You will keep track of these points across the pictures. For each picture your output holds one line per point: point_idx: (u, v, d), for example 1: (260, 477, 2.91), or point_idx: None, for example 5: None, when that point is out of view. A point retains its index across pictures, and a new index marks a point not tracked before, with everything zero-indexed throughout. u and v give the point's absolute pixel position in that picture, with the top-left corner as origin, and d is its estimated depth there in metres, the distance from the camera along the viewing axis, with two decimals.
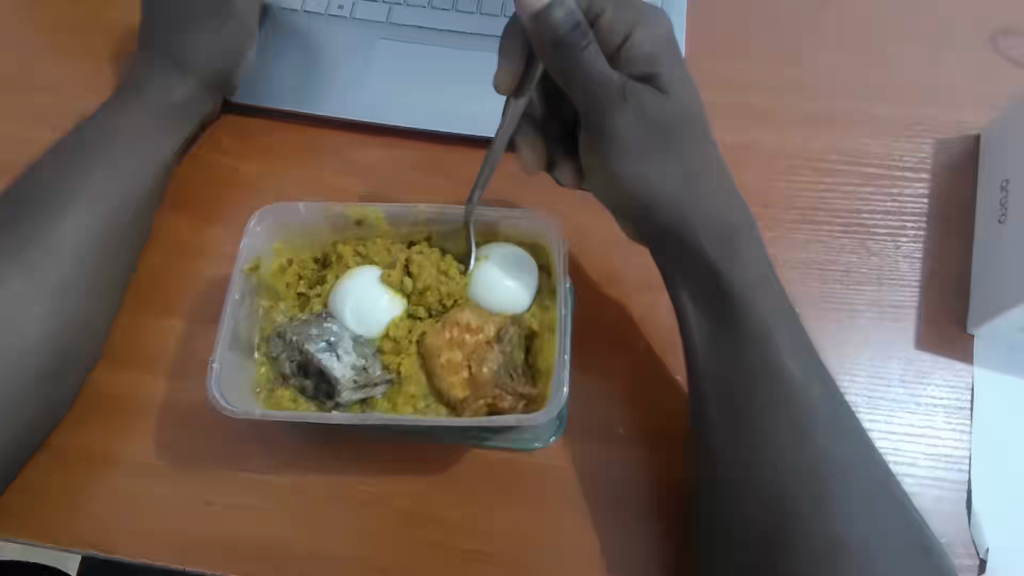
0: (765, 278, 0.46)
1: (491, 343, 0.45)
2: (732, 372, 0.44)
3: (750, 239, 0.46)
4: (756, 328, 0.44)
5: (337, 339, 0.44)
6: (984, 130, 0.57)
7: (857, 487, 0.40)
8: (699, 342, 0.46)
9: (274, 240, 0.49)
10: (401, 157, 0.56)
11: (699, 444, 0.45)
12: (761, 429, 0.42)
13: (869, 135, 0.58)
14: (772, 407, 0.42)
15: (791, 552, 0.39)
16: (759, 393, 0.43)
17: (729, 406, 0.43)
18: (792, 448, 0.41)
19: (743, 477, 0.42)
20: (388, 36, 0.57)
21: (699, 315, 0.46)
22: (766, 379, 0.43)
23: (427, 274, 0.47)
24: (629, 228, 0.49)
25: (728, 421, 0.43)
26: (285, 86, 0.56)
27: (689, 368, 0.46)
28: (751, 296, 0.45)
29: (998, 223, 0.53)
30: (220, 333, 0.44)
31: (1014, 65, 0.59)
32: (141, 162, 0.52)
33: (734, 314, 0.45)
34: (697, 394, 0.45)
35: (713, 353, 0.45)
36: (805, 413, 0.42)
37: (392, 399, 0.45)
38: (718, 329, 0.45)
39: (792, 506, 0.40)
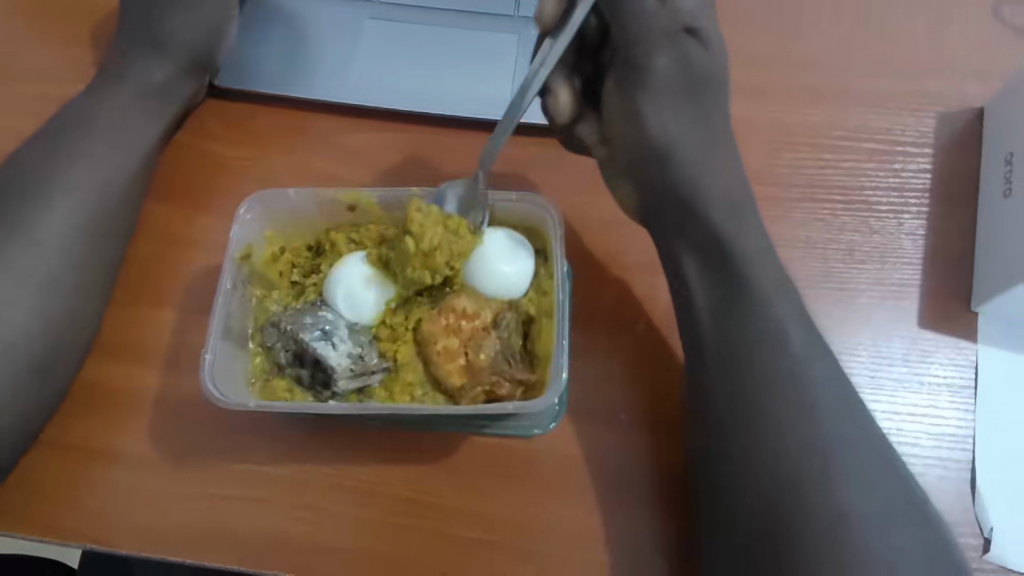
0: (766, 255, 0.45)
1: (488, 329, 0.45)
2: (735, 349, 0.43)
3: (750, 213, 0.46)
4: (761, 302, 0.43)
5: (332, 328, 0.44)
6: (988, 103, 0.56)
7: (862, 466, 0.39)
8: (705, 314, 0.45)
9: (265, 228, 0.48)
10: (392, 141, 0.55)
11: (698, 426, 0.43)
12: (765, 406, 0.41)
13: (871, 109, 0.57)
14: (777, 383, 0.41)
15: (798, 536, 0.37)
16: (763, 368, 0.42)
17: (732, 384, 0.42)
18: (797, 425, 0.40)
19: (746, 458, 0.40)
20: (376, 15, 0.56)
21: (704, 283, 0.45)
22: (770, 355, 0.42)
23: (434, 235, 0.43)
24: (631, 189, 0.48)
25: (730, 400, 0.42)
26: (272, 70, 0.55)
27: (692, 344, 0.45)
28: (755, 266, 0.44)
29: (1003, 196, 0.51)
30: (212, 323, 0.44)
31: (1018, 36, 0.58)
32: (124, 147, 0.52)
33: (740, 282, 0.44)
34: (698, 372, 0.44)
35: (719, 326, 0.44)
36: (806, 389, 0.41)
37: (389, 388, 0.44)
38: (726, 299, 0.44)
39: (792, 484, 0.38)
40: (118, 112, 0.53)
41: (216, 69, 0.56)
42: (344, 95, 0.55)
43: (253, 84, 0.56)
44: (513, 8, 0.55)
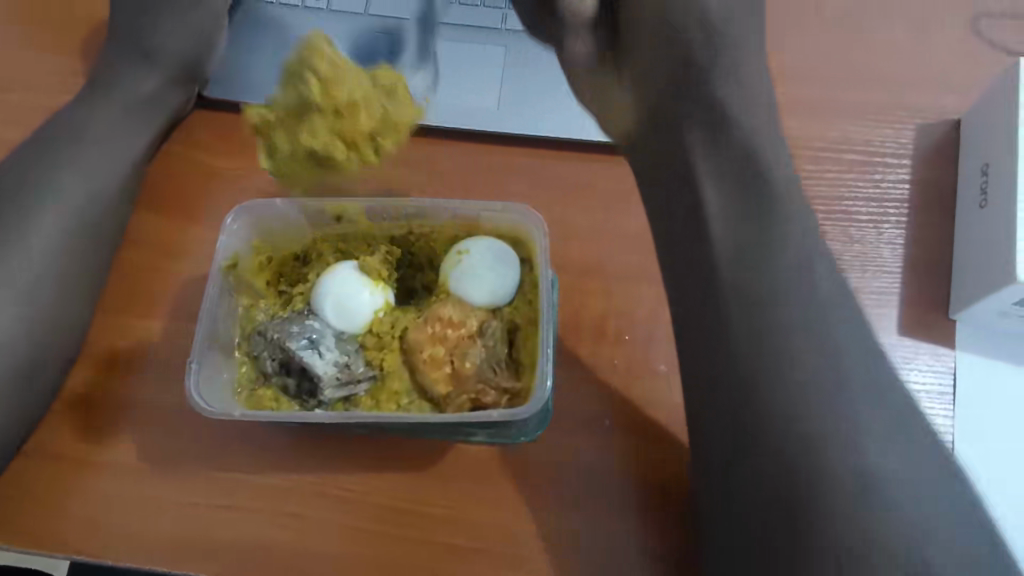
0: (789, 185, 0.42)
1: (474, 337, 0.45)
2: (751, 288, 0.39)
3: (775, 145, 0.44)
4: (777, 243, 0.40)
5: (319, 337, 0.44)
6: (965, 115, 0.57)
7: (887, 420, 0.35)
8: (722, 248, 0.40)
9: (251, 238, 0.49)
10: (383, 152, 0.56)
11: (706, 383, 0.40)
12: (783, 361, 0.36)
13: (852, 122, 0.58)
14: (794, 335, 0.37)
15: (819, 502, 0.33)
16: (782, 319, 0.37)
17: (747, 334, 0.38)
18: (820, 380, 0.36)
19: (758, 415, 0.36)
20: (365, 28, 0.57)
21: (729, 214, 0.41)
22: (790, 304, 0.38)
23: (354, 86, 0.46)
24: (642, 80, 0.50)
25: (743, 354, 0.37)
26: (262, 80, 0.55)
27: (708, 285, 0.41)
28: (774, 210, 0.41)
29: (978, 206, 0.52)
30: (198, 331, 0.44)
31: (994, 51, 0.59)
32: (114, 156, 0.52)
33: (763, 215, 0.41)
34: (710, 323, 0.40)
35: (734, 273, 0.39)
36: (826, 337, 0.37)
37: (376, 397, 0.45)
38: (744, 234, 0.40)
39: (810, 439, 0.34)
40: (109, 122, 0.54)
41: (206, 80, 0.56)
42: None
43: (241, 92, 0.56)
44: (500, 22, 0.57)
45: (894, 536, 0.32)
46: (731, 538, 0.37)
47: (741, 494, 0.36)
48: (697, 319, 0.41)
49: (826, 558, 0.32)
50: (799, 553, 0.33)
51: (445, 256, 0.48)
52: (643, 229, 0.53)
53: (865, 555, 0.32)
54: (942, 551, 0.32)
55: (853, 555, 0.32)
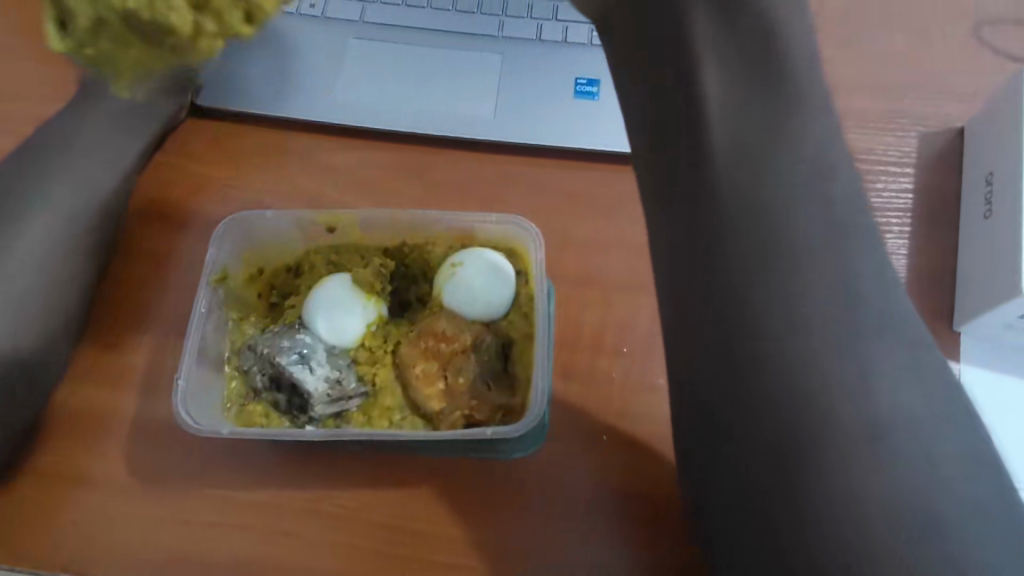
0: (812, 66, 0.33)
1: (467, 351, 0.44)
2: (750, 195, 0.31)
3: (801, 16, 0.34)
4: (788, 140, 0.32)
5: (310, 352, 0.43)
6: (968, 124, 0.57)
7: (901, 353, 0.29)
8: (720, 143, 0.32)
9: (242, 251, 0.48)
10: (377, 159, 0.55)
11: (692, 308, 0.33)
12: (791, 285, 0.30)
13: (854, 130, 0.57)
14: (806, 254, 0.30)
15: (814, 453, 0.28)
16: (794, 236, 0.31)
17: (749, 250, 0.31)
18: (829, 310, 0.30)
19: (754, 348, 0.30)
20: (359, 35, 0.56)
21: (733, 104, 0.33)
22: (802, 218, 0.31)
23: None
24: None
25: (742, 276, 0.31)
26: (256, 89, 0.56)
27: (699, 189, 0.33)
28: (787, 100, 0.33)
29: (983, 216, 0.52)
30: (186, 347, 0.43)
31: (998, 58, 0.59)
32: (104, 165, 0.51)
33: (773, 105, 0.33)
34: (702, 234, 0.32)
35: (732, 184, 0.32)
36: (840, 256, 0.31)
37: (367, 413, 0.44)
38: (748, 128, 0.32)
39: (811, 378, 0.29)
40: (99, 130, 0.52)
41: (199, 87, 0.55)
42: (325, 113, 0.55)
43: (236, 100, 0.56)
44: (497, 29, 0.57)
45: (903, 493, 0.27)
46: (713, 490, 0.31)
47: (728, 441, 0.30)
48: (685, 229, 0.33)
49: (822, 517, 0.28)
50: (792, 510, 0.28)
51: (439, 269, 0.47)
52: (640, 240, 0.52)
53: (869, 517, 0.27)
54: (960, 511, 0.27)
55: (854, 516, 0.27)
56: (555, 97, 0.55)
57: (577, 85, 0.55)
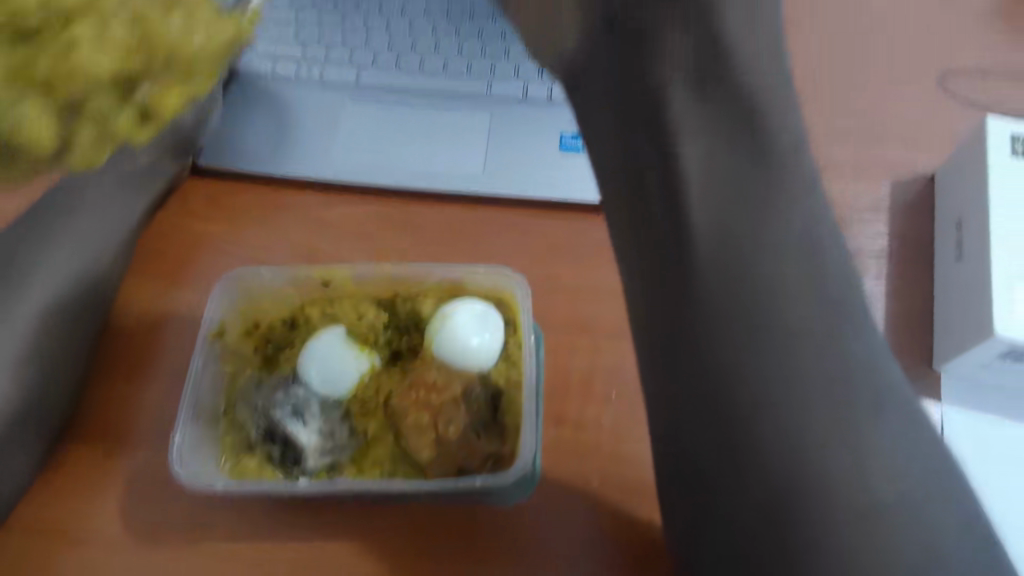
0: (794, 146, 0.34)
1: (457, 401, 0.45)
2: (735, 271, 0.32)
3: (781, 94, 0.35)
4: (770, 219, 0.33)
5: (304, 404, 0.45)
6: (937, 170, 0.59)
7: (892, 421, 0.30)
8: (702, 212, 0.33)
9: (238, 306, 0.50)
10: (371, 214, 0.58)
11: (679, 378, 0.33)
12: (780, 352, 0.31)
13: (830, 178, 0.59)
14: (794, 326, 0.31)
15: (808, 525, 0.29)
16: (780, 309, 0.31)
17: (733, 324, 0.32)
18: (818, 382, 0.30)
19: (745, 420, 0.30)
20: (354, 97, 0.60)
21: (715, 181, 0.33)
22: (785, 293, 0.32)
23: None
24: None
25: (731, 346, 0.31)
26: (256, 149, 0.58)
27: (681, 259, 0.33)
28: (770, 178, 0.33)
29: (955, 259, 0.54)
30: (182, 403, 0.45)
31: (962, 106, 0.62)
32: (109, 222, 0.52)
33: (756, 184, 0.33)
34: (686, 302, 0.33)
35: (715, 260, 0.32)
36: (825, 327, 0.31)
37: (359, 463, 0.45)
38: (729, 204, 0.33)
39: (805, 451, 0.29)
40: (99, 194, 0.52)
41: (199, 150, 0.59)
42: (321, 171, 0.58)
43: (235, 160, 0.58)
44: (485, 88, 0.60)
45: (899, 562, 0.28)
46: (706, 553, 0.33)
47: (721, 504, 0.31)
48: (666, 295, 0.34)
49: None
50: None
51: (429, 320, 0.48)
52: None
53: None
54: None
55: None
56: (544, 151, 0.58)
57: (563, 138, 0.58)
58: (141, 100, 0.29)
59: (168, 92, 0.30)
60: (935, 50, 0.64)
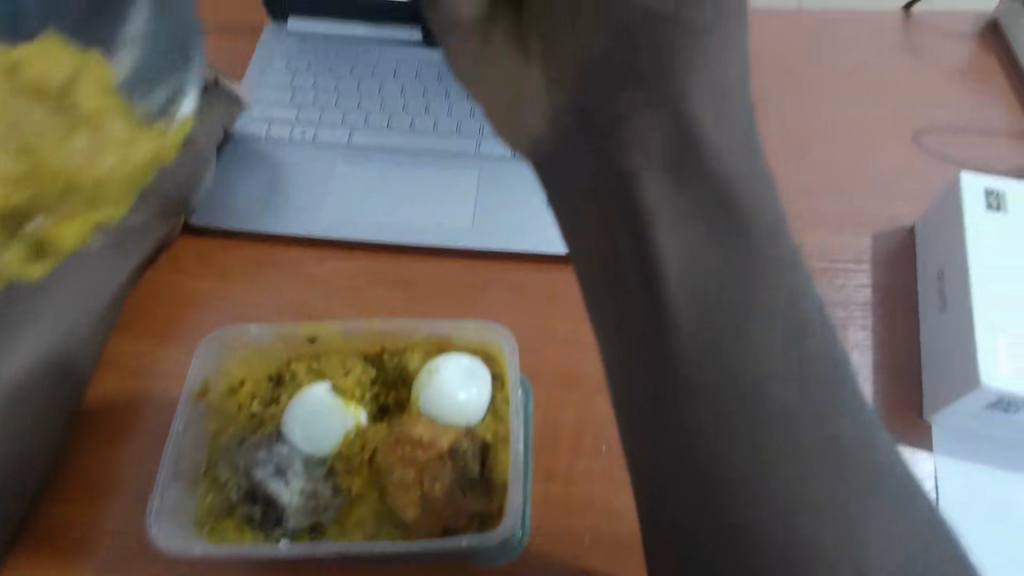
0: (777, 232, 0.30)
1: (443, 457, 0.44)
2: (722, 375, 0.28)
3: (758, 177, 0.31)
4: (759, 318, 0.29)
5: (287, 463, 0.44)
6: (916, 222, 0.61)
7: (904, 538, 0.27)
8: (685, 313, 0.29)
9: (225, 363, 0.50)
10: (361, 269, 0.58)
11: (670, 493, 0.29)
12: (779, 465, 0.27)
13: (812, 232, 0.61)
14: (790, 432, 0.27)
15: None
16: (774, 412, 0.28)
17: (722, 439, 0.28)
18: (822, 501, 0.27)
19: (744, 545, 0.26)
20: (347, 156, 0.62)
21: (698, 276, 0.29)
22: (779, 398, 0.28)
23: (90, 99, 0.37)
24: (564, 68, 0.33)
25: (724, 458, 0.27)
26: (249, 208, 0.60)
27: (664, 363, 0.29)
28: (758, 270, 0.29)
29: (939, 310, 0.54)
30: (161, 465, 0.45)
31: (936, 160, 0.64)
32: (102, 279, 0.52)
33: (743, 278, 0.29)
34: (674, 414, 0.29)
35: (702, 365, 0.28)
36: (824, 432, 0.28)
37: (342, 523, 0.44)
38: (714, 306, 0.29)
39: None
40: (80, 267, 0.49)
41: (192, 210, 0.59)
42: (312, 227, 0.59)
43: (227, 217, 0.59)
44: (473, 146, 0.62)
45: None
46: None
47: None
48: (648, 404, 0.30)
49: None
50: None
51: (416, 375, 0.48)
52: None
53: None
54: None
55: None
56: (532, 206, 0.60)
57: None
58: (35, 234, 0.38)
59: (65, 229, 0.39)
60: (908, 108, 0.67)
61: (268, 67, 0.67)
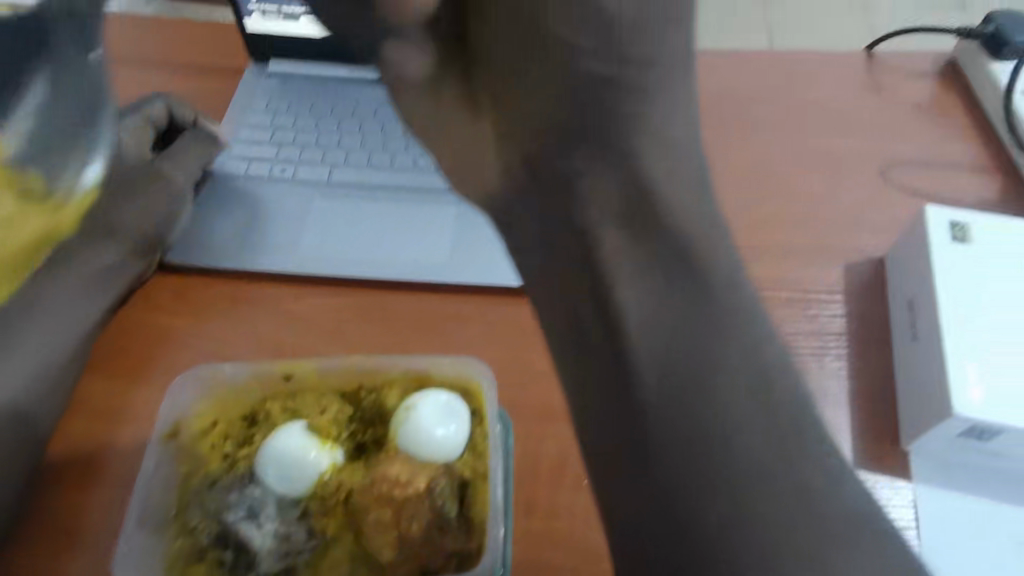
0: (733, 283, 0.31)
1: (421, 497, 0.43)
2: (689, 427, 0.28)
3: (713, 230, 0.31)
4: (724, 364, 0.29)
5: (260, 506, 0.44)
6: (886, 252, 0.62)
7: None
8: (648, 367, 0.29)
9: (197, 404, 0.49)
10: (339, 304, 0.58)
11: (642, 548, 0.28)
12: (750, 517, 0.26)
13: (786, 264, 0.62)
14: (761, 485, 0.26)
15: None
16: (743, 464, 0.27)
17: (694, 489, 0.27)
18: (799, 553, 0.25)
19: None
20: (325, 193, 0.63)
21: (660, 327, 0.30)
22: (750, 447, 0.27)
23: None
24: (515, 130, 0.33)
25: (695, 510, 0.27)
26: (225, 245, 0.59)
27: (632, 415, 0.29)
28: (717, 321, 0.30)
29: (911, 339, 0.55)
30: (129, 511, 0.44)
31: (902, 193, 0.66)
32: (69, 323, 0.54)
33: (702, 329, 0.29)
34: (642, 468, 0.28)
35: (668, 417, 0.28)
36: (796, 482, 0.26)
37: (317, 566, 0.43)
38: (676, 358, 0.29)
39: None
40: (57, 308, 0.54)
41: (167, 248, 0.59)
42: (288, 263, 0.59)
43: (201, 254, 0.59)
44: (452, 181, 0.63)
45: None
46: None
47: None
48: (618, 460, 0.29)
49: None
50: None
51: (394, 413, 0.47)
52: None
53: None
54: None
55: None
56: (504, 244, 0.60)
57: None
58: None
59: None
60: (873, 143, 0.70)
61: (249, 105, 0.68)
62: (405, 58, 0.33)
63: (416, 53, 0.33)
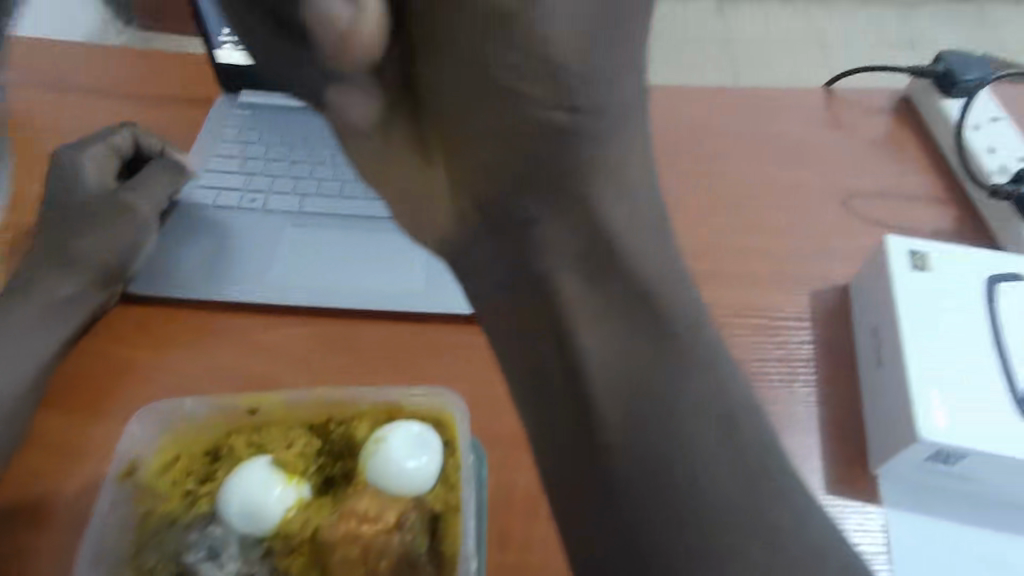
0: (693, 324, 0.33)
1: (389, 533, 0.42)
2: (654, 462, 0.29)
3: (669, 273, 0.33)
4: (685, 401, 0.31)
5: (221, 546, 0.42)
6: (850, 280, 0.64)
7: None
8: (612, 404, 0.30)
9: (157, 440, 0.47)
10: (308, 335, 0.57)
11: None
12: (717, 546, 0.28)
13: (754, 291, 0.63)
14: (724, 515, 0.29)
15: None
16: (706, 497, 0.29)
17: (663, 523, 0.29)
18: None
19: None
20: (296, 223, 0.62)
21: (619, 365, 0.31)
22: (714, 479, 0.29)
23: None
24: (467, 174, 0.31)
25: (665, 542, 0.28)
26: (191, 275, 0.58)
27: (597, 451, 0.30)
28: (678, 358, 0.31)
29: (877, 365, 0.56)
30: (80, 554, 0.42)
31: (864, 224, 0.69)
32: (24, 358, 0.52)
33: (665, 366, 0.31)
34: (613, 504, 0.29)
35: (635, 453, 0.30)
36: (756, 509, 0.29)
37: None
38: (639, 398, 0.31)
39: None
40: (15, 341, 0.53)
41: (131, 278, 0.58)
42: (256, 294, 0.58)
43: (167, 284, 0.58)
44: None
45: None
46: None
47: None
48: (584, 493, 0.30)
49: None
50: None
51: (363, 446, 0.46)
52: None
53: None
54: None
55: None
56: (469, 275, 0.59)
57: None
58: None
59: None
60: (835, 175, 0.72)
61: (219, 134, 0.68)
62: (350, 104, 0.32)
63: (362, 99, 0.32)
